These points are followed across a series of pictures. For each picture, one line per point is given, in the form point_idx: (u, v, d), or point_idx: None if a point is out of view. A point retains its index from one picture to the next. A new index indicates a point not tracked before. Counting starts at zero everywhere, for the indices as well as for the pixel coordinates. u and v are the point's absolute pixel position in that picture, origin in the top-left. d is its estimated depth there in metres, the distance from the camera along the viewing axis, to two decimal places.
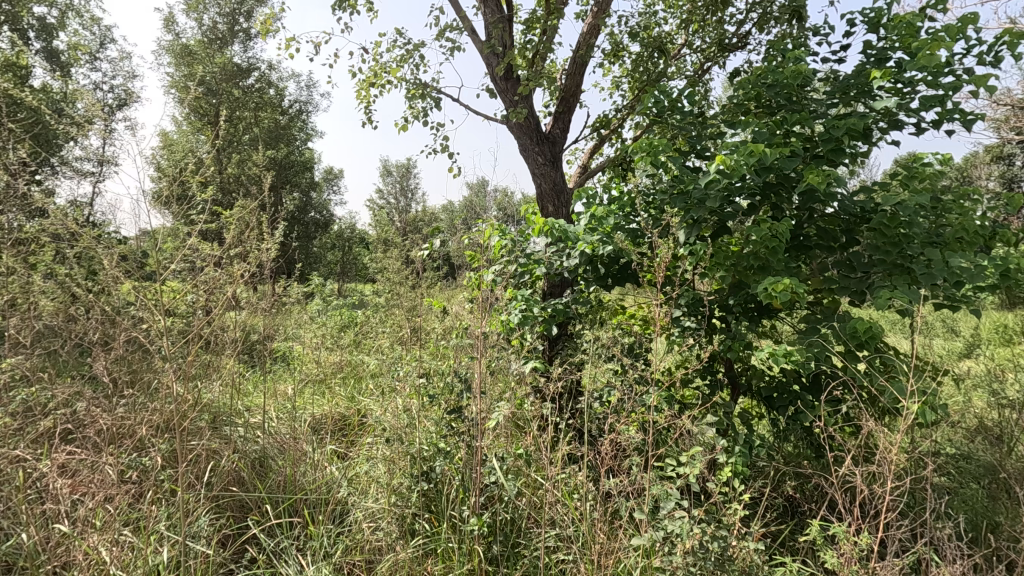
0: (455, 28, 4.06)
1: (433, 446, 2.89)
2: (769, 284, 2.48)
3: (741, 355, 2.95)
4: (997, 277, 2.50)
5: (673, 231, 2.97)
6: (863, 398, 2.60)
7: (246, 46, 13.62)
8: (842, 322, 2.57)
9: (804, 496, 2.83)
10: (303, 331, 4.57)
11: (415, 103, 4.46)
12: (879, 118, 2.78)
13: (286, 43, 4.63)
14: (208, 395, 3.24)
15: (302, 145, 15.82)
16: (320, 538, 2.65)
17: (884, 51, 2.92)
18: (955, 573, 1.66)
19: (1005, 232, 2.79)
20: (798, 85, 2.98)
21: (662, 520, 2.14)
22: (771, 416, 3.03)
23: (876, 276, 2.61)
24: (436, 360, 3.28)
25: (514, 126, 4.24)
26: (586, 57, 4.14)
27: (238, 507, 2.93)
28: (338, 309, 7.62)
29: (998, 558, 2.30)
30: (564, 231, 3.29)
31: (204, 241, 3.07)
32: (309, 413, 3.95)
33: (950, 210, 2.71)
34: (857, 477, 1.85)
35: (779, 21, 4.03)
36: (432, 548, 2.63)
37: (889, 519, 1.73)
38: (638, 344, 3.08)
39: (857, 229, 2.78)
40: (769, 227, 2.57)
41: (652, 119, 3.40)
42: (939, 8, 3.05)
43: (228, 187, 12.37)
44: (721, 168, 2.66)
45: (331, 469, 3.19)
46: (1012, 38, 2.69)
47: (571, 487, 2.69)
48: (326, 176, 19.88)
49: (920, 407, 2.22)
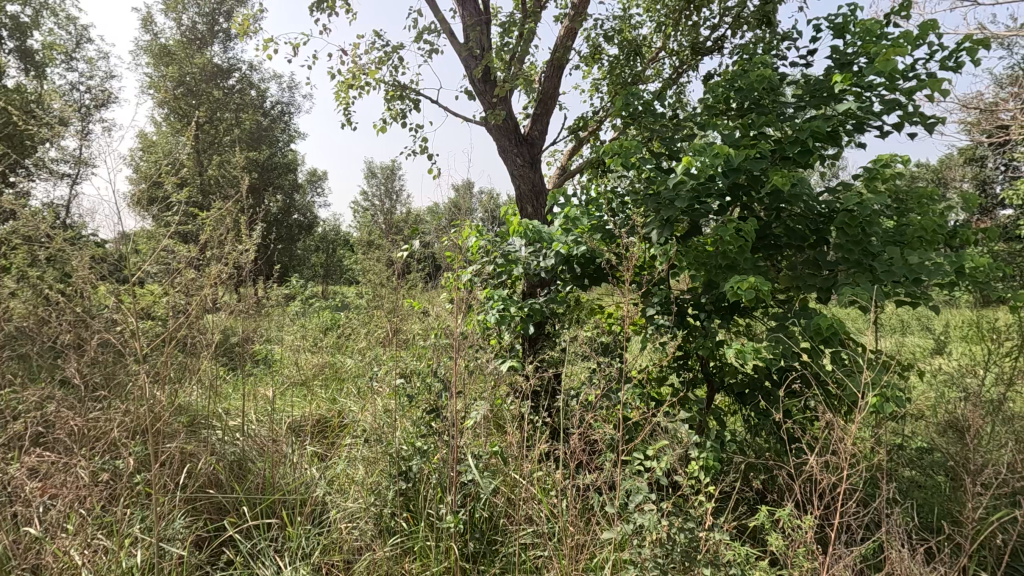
0: (433, 30, 4.09)
1: (411, 446, 2.90)
2: (735, 283, 2.55)
3: (714, 353, 3.01)
4: (955, 274, 2.59)
5: (646, 232, 3.03)
6: (828, 393, 2.68)
7: (226, 47, 13.51)
8: (808, 320, 2.65)
9: (775, 490, 2.89)
10: (284, 332, 4.57)
11: (394, 105, 4.48)
12: (844, 121, 2.87)
13: (264, 44, 4.63)
14: (185, 397, 3.23)
15: (284, 146, 15.71)
16: (298, 538, 2.66)
17: (849, 56, 3.00)
18: (906, 559, 1.73)
19: (965, 231, 2.89)
20: (767, 89, 3.06)
21: (633, 514, 2.18)
22: (744, 412, 3.10)
23: (840, 274, 2.69)
24: (414, 360, 3.30)
25: (493, 127, 4.28)
26: (563, 60, 4.19)
27: (215, 509, 2.91)
28: (320, 312, 7.60)
29: (955, 546, 2.39)
30: (539, 232, 3.35)
31: (180, 241, 3.07)
32: (289, 415, 3.94)
33: (912, 209, 2.80)
34: (816, 468, 1.92)
35: (751, 26, 4.12)
36: (410, 546, 2.65)
37: (844, 508, 1.79)
38: (614, 342, 3.14)
39: (823, 229, 2.86)
40: (736, 226, 2.64)
41: (626, 121, 3.46)
42: (902, 14, 3.15)
43: (208, 189, 12.22)
44: (689, 170, 2.73)
45: (310, 470, 3.19)
46: (972, 44, 2.79)
47: (547, 484, 2.73)
48: (310, 178, 19.77)
49: (879, 400, 2.29)
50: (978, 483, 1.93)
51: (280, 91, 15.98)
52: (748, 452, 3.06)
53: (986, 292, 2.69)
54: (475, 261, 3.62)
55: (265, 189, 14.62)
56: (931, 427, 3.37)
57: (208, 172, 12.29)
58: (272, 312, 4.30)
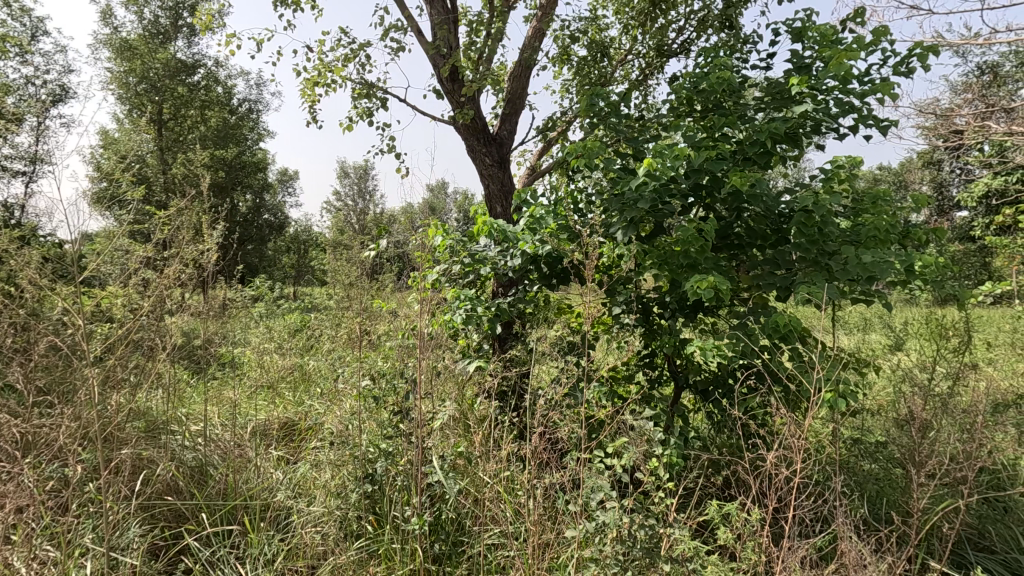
0: (400, 28, 4.05)
1: (376, 448, 2.86)
2: (695, 282, 2.58)
3: (678, 351, 3.05)
4: (905, 273, 2.67)
5: (611, 232, 3.05)
6: (785, 390, 2.74)
7: (190, 42, 13.19)
8: (765, 318, 2.71)
9: (736, 485, 2.95)
10: (249, 334, 4.47)
11: (360, 103, 4.42)
12: (802, 123, 2.94)
13: (227, 38, 4.52)
14: (142, 400, 3.12)
15: (253, 145, 15.40)
16: (261, 545, 2.60)
17: (806, 59, 3.07)
18: (854, 548, 1.78)
19: (916, 231, 2.99)
20: (728, 90, 3.11)
21: (595, 512, 2.19)
22: (708, 409, 3.14)
23: (798, 273, 2.75)
24: (380, 361, 3.26)
25: (461, 126, 4.25)
26: (530, 59, 4.20)
27: (173, 517, 2.81)
28: (287, 314, 7.47)
29: (901, 537, 2.49)
30: (504, 231, 3.35)
31: (136, 240, 2.97)
32: (254, 418, 3.85)
33: (867, 210, 2.87)
34: (772, 464, 1.96)
35: (715, 29, 4.20)
36: (375, 550, 2.62)
37: (798, 501, 1.83)
38: (580, 342, 3.15)
39: (783, 229, 2.92)
40: (697, 226, 2.67)
41: (593, 121, 3.47)
42: (857, 21, 3.24)
43: (172, 188, 11.90)
44: (650, 171, 2.76)
45: (274, 474, 3.12)
46: (922, 50, 2.88)
47: (513, 484, 2.72)
48: (280, 177, 19.50)
49: (831, 396, 2.35)
50: (923, 475, 2.00)
51: (248, 89, 15.69)
52: (711, 448, 3.11)
53: (935, 290, 2.78)
54: (443, 261, 3.60)
55: (233, 189, 14.32)
56: (886, 421, 3.48)
57: (173, 171, 11.97)
58: (236, 314, 4.21)
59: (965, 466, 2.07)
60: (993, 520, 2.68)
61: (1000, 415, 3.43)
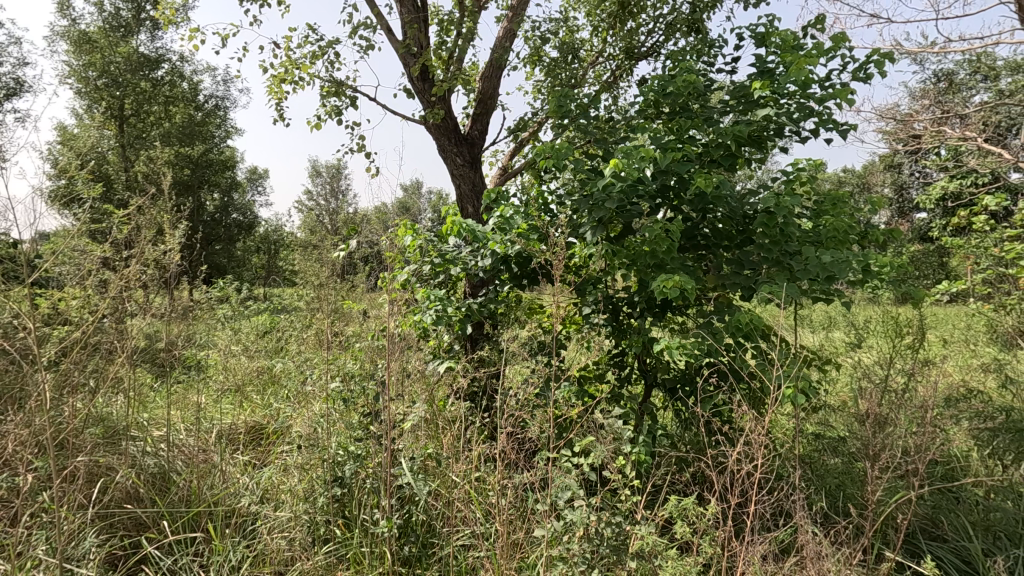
0: (369, 25, 4.00)
1: (345, 451, 2.82)
2: (661, 283, 2.62)
3: (646, 351, 3.10)
4: (863, 273, 2.76)
5: (580, 232, 3.07)
6: (748, 387, 2.80)
7: (154, 35, 12.83)
8: (729, 318, 2.76)
9: (703, 482, 3.00)
10: (215, 336, 4.37)
11: (329, 101, 4.37)
12: (765, 126, 3.01)
13: (191, 32, 4.40)
14: (100, 405, 3.01)
15: (220, 142, 15.04)
16: (225, 552, 2.54)
17: (769, 64, 3.14)
18: (811, 540, 1.83)
19: (873, 232, 3.09)
20: (695, 94, 3.16)
21: (563, 511, 2.21)
22: (675, 407, 3.20)
23: (761, 273, 2.81)
24: (349, 363, 3.22)
25: (432, 126, 4.23)
26: (501, 59, 4.20)
27: (133, 526, 2.71)
28: (255, 315, 7.31)
29: (858, 530, 2.57)
30: (474, 231, 3.34)
31: (94, 239, 2.88)
32: (220, 422, 3.77)
33: (827, 211, 2.95)
34: (734, 460, 2.00)
35: (682, 32, 4.27)
36: (344, 554, 2.59)
37: (759, 497, 1.87)
38: (550, 342, 3.17)
39: (748, 229, 2.98)
40: (663, 227, 2.72)
41: (563, 122, 3.49)
42: (818, 27, 3.33)
43: (134, 186, 11.57)
44: (617, 172, 2.80)
45: (241, 479, 3.05)
46: (879, 57, 2.98)
47: (484, 485, 2.72)
48: (250, 176, 19.15)
49: (792, 393, 2.41)
50: (876, 468, 2.07)
51: (215, 85, 15.33)
52: (679, 446, 3.16)
53: (891, 289, 2.88)
54: (413, 261, 3.57)
55: (200, 187, 13.98)
56: (847, 417, 3.59)
57: (135, 168, 11.64)
58: (201, 315, 4.10)
59: (918, 459, 2.14)
60: (945, 511, 2.78)
61: (954, 410, 3.56)
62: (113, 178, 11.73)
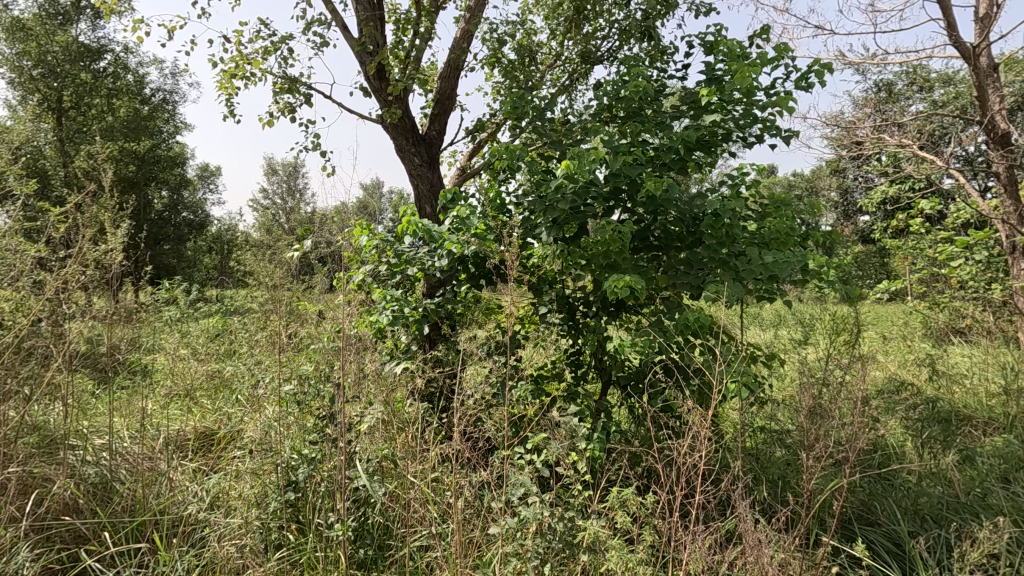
0: (324, 22, 3.95)
1: (298, 454, 2.77)
2: (612, 282, 2.69)
3: (602, 350, 3.16)
4: (803, 273, 2.89)
5: (535, 232, 3.11)
6: (696, 383, 2.90)
7: (95, 24, 12.27)
8: (678, 315, 2.86)
9: (655, 476, 3.09)
10: (163, 339, 4.22)
11: (282, 98, 4.28)
12: (713, 131, 3.12)
13: (136, 24, 4.23)
14: (34, 412, 2.85)
15: (168, 138, 14.46)
16: (173, 561, 2.46)
17: (717, 71, 3.26)
18: (750, 527, 1.93)
19: (814, 233, 3.24)
20: (646, 98, 3.25)
21: (517, 507, 2.25)
22: (629, 404, 3.28)
23: (709, 273, 2.91)
24: (303, 365, 3.17)
25: (388, 125, 4.20)
26: (458, 59, 4.20)
27: (72, 538, 2.58)
28: (206, 318, 7.06)
29: (797, 518, 2.71)
30: (429, 231, 3.33)
31: (29, 239, 2.74)
32: (168, 428, 3.64)
33: (771, 213, 3.08)
34: (680, 453, 2.07)
35: (636, 37, 4.37)
36: (297, 559, 2.55)
37: (701, 487, 1.95)
38: (508, 341, 3.20)
39: (697, 231, 3.08)
40: (614, 228, 2.79)
41: (519, 125, 3.53)
42: (764, 37, 3.47)
43: (74, 183, 11.04)
44: (568, 173, 2.86)
45: (190, 486, 2.95)
46: (819, 67, 3.13)
47: (440, 485, 2.73)
48: (202, 173, 18.49)
49: (735, 388, 2.52)
50: (811, 458, 2.18)
51: (163, 78, 14.76)
52: (632, 442, 3.24)
53: (829, 288, 3.03)
54: (370, 261, 3.54)
55: (147, 185, 13.43)
56: (792, 410, 3.75)
57: (74, 164, 11.10)
58: (147, 317, 3.96)
59: (850, 448, 2.26)
60: (878, 497, 2.95)
61: (891, 403, 3.76)
62: (51, 174, 11.17)
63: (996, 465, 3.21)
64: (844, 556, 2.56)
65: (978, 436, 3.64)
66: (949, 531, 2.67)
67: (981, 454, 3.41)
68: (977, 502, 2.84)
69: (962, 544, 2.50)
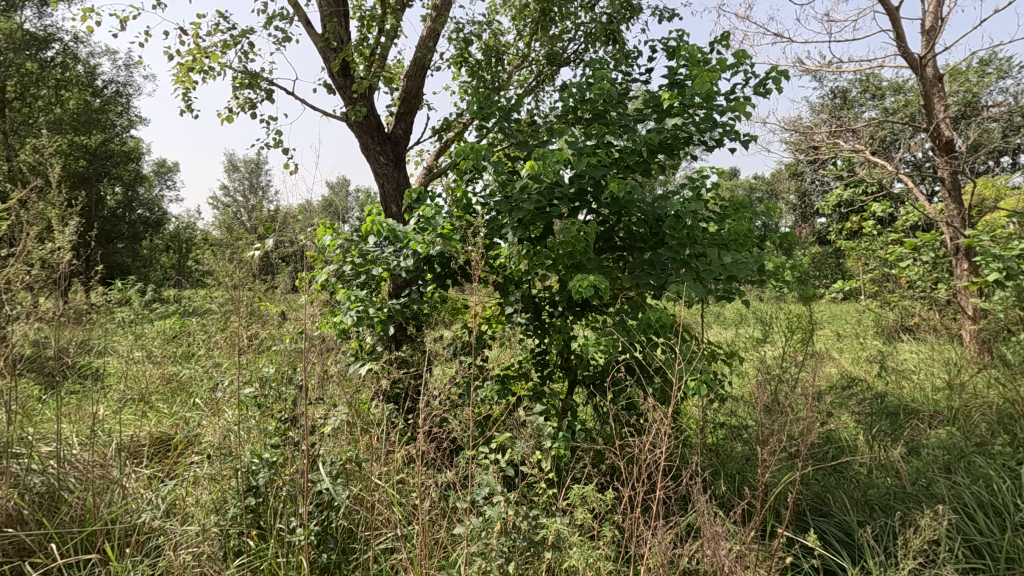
0: (286, 16, 3.87)
1: (259, 458, 2.70)
2: (576, 282, 2.72)
3: (567, 349, 3.19)
4: (760, 273, 2.98)
5: (501, 233, 3.12)
6: (657, 382, 2.96)
7: (42, 12, 11.70)
8: (641, 315, 2.91)
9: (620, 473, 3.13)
10: (115, 341, 4.05)
11: (242, 93, 4.17)
12: (674, 134, 3.19)
13: (86, 12, 4.05)
14: None
15: (122, 132, 13.89)
16: (126, 572, 2.37)
17: (679, 76, 3.34)
18: (708, 521, 1.98)
19: (771, 235, 3.34)
20: (610, 101, 3.29)
21: (482, 507, 2.25)
22: (594, 402, 3.32)
23: (671, 274, 2.97)
24: (263, 367, 3.09)
25: (353, 123, 4.14)
26: (424, 58, 4.18)
27: (15, 551, 2.45)
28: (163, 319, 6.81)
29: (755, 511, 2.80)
30: (394, 231, 3.30)
31: None
32: (120, 434, 3.50)
33: (730, 215, 3.17)
34: (641, 449, 2.11)
35: (601, 41, 4.42)
36: (258, 565, 2.50)
37: (660, 483, 1.99)
38: (474, 342, 3.20)
39: (660, 232, 3.14)
40: (579, 229, 2.82)
41: (485, 125, 3.53)
42: (723, 43, 3.56)
43: (18, 178, 10.49)
44: (533, 174, 2.88)
45: (144, 493, 2.85)
46: (775, 74, 3.24)
47: (405, 487, 2.70)
48: (158, 169, 17.81)
49: (694, 385, 2.58)
50: (766, 452, 2.26)
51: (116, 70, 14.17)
52: (597, 439, 3.29)
53: (785, 288, 3.13)
54: (334, 261, 3.49)
55: (98, 180, 12.86)
56: (751, 407, 3.86)
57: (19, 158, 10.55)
58: (99, 318, 3.79)
59: (803, 442, 2.35)
60: (830, 488, 3.07)
61: (844, 399, 3.91)
62: None
63: (939, 455, 3.38)
64: (798, 547, 2.65)
65: (923, 429, 3.83)
66: (896, 520, 2.80)
67: (926, 446, 3.58)
68: (922, 491, 2.99)
69: (907, 532, 2.63)
